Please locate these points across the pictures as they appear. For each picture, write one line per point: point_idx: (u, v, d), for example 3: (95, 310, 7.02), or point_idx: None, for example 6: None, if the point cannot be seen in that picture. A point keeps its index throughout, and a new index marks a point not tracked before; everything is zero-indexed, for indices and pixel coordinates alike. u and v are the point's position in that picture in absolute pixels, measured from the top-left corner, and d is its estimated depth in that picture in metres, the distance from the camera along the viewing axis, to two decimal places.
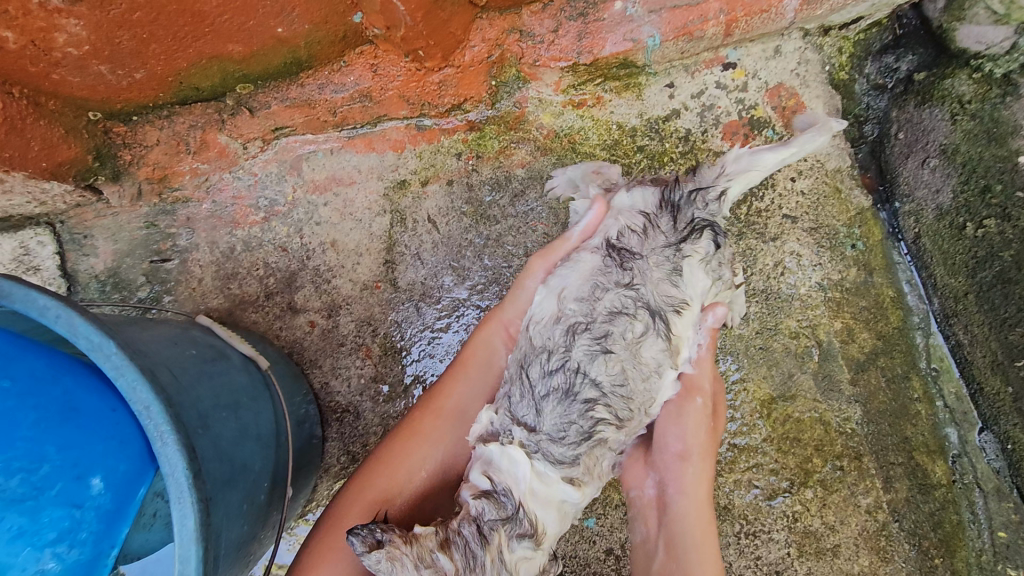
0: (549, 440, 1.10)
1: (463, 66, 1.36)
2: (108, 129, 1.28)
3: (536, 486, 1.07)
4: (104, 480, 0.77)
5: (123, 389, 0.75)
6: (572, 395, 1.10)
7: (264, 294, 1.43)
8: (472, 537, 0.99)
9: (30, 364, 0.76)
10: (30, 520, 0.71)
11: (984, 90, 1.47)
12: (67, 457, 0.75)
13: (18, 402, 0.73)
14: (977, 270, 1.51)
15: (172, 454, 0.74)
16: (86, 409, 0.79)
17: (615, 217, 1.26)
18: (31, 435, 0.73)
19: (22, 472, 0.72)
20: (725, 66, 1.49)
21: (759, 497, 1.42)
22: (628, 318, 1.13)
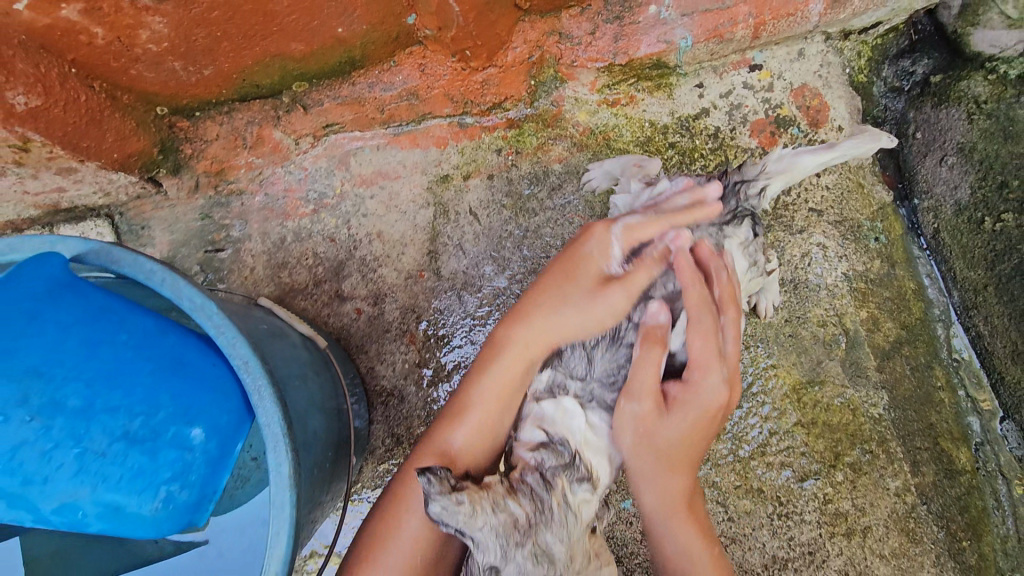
0: (600, 387, 1.19)
1: (505, 66, 1.44)
2: (173, 123, 1.36)
3: (591, 438, 1.14)
4: (206, 427, 0.95)
5: (222, 346, 0.88)
6: (622, 342, 1.20)
7: (314, 282, 1.49)
8: (538, 483, 1.00)
9: (143, 323, 0.95)
10: (149, 460, 0.91)
11: (1000, 90, 1.56)
12: (179, 405, 0.94)
13: (136, 355, 0.93)
14: (996, 262, 1.58)
15: (269, 407, 0.87)
16: (191, 362, 0.97)
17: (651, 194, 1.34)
18: (149, 384, 0.93)
19: (142, 416, 0.91)
20: (751, 67, 1.57)
21: (791, 479, 1.46)
22: (675, 270, 1.23)
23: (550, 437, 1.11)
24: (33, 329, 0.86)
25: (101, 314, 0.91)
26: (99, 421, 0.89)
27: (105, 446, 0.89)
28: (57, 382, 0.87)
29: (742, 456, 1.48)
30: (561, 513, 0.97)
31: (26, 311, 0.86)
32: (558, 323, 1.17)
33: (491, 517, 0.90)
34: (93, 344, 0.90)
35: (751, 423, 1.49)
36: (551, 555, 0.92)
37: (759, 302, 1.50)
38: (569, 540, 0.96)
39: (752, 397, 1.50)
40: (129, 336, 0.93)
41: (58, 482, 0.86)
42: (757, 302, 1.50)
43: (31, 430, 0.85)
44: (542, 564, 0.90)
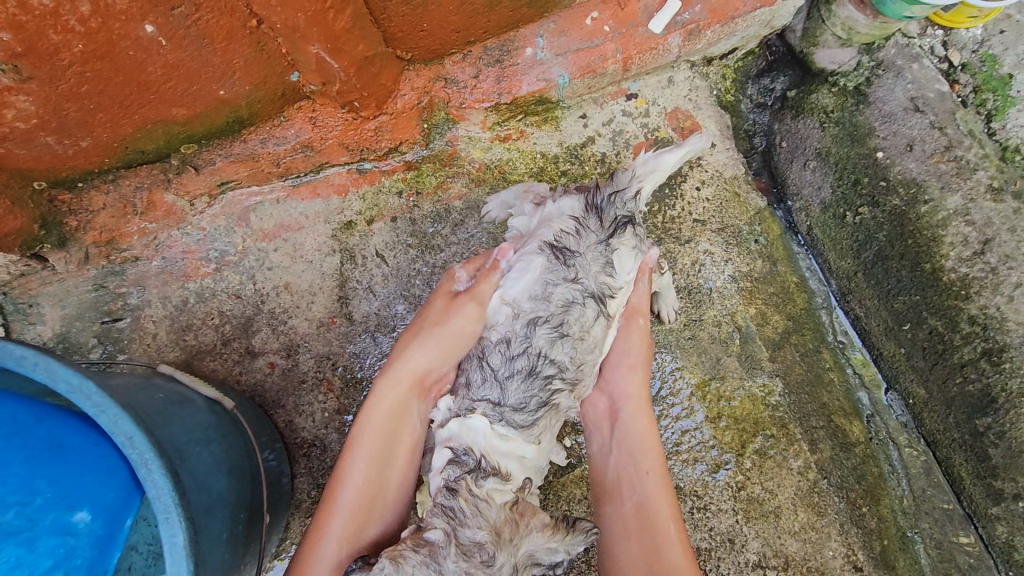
0: (512, 410, 1.28)
1: (396, 112, 1.50)
2: (53, 197, 1.31)
3: (495, 442, 1.25)
4: (87, 509, 0.98)
5: (105, 424, 0.89)
6: (534, 373, 1.29)
7: (222, 341, 1.48)
8: (445, 496, 1.11)
9: (17, 412, 0.97)
10: (27, 550, 0.91)
11: (842, 101, 1.77)
12: (58, 490, 0.96)
13: (9, 443, 0.94)
14: (861, 251, 1.78)
15: (157, 479, 0.89)
16: (70, 445, 1.00)
17: (548, 224, 1.42)
18: (23, 471, 0.94)
19: (18, 506, 0.91)
20: (628, 96, 1.70)
21: (705, 472, 1.57)
22: (580, 306, 1.33)
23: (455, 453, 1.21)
24: None
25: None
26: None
27: None
28: None
29: None
30: (471, 506, 1.09)
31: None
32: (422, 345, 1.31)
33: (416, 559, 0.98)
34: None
35: (664, 423, 1.59)
36: (479, 544, 1.02)
37: (661, 308, 1.62)
38: (489, 525, 1.07)
39: (662, 400, 1.60)
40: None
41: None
42: (657, 308, 1.62)
43: None
44: (473, 557, 1.00)
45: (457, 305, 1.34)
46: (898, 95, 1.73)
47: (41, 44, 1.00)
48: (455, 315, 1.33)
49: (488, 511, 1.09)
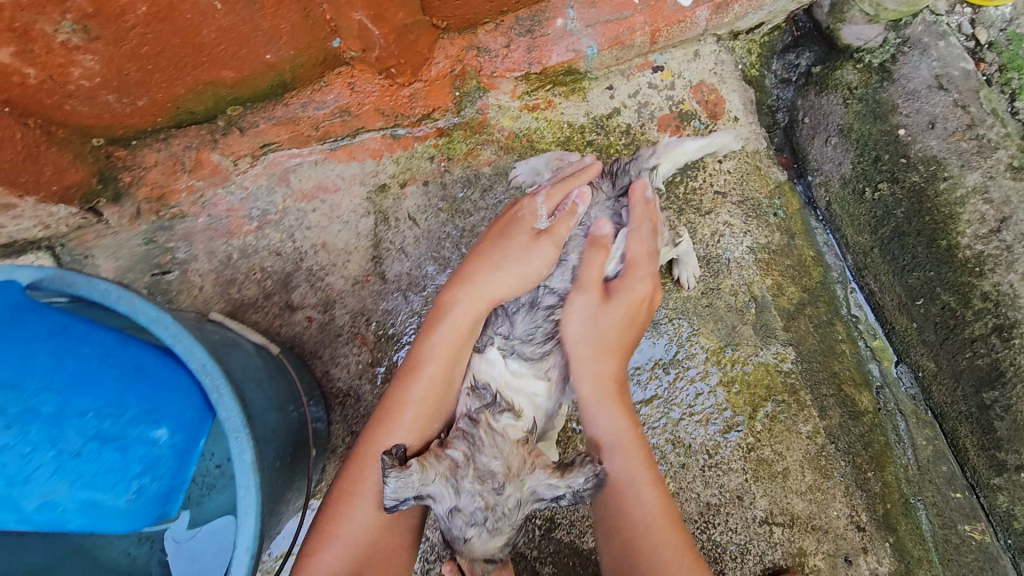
0: (521, 342, 1.39)
1: (430, 80, 1.57)
2: (110, 153, 1.40)
3: (509, 378, 1.37)
4: (168, 426, 1.08)
5: (180, 352, 0.99)
6: (536, 305, 1.39)
7: (263, 295, 1.57)
8: (466, 424, 1.25)
9: (105, 338, 1.06)
10: (122, 455, 1.03)
11: (867, 77, 1.80)
12: (146, 406, 1.07)
13: (102, 365, 1.05)
14: (878, 227, 1.82)
15: (228, 402, 0.99)
16: (152, 369, 1.09)
17: None
18: (115, 388, 1.05)
19: (112, 416, 1.03)
20: (654, 68, 1.73)
21: (717, 433, 1.64)
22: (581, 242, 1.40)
23: (473, 384, 1.33)
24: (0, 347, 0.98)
25: (63, 331, 1.03)
26: (75, 421, 1.00)
27: (80, 445, 0.99)
28: (30, 393, 0.98)
29: (673, 417, 1.65)
30: (489, 438, 1.23)
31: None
32: (503, 269, 1.25)
33: (439, 469, 1.16)
34: (60, 356, 1.01)
35: (679, 384, 1.66)
36: (492, 471, 1.17)
37: (680, 274, 1.69)
38: (501, 454, 1.20)
39: (679, 363, 1.67)
40: (92, 347, 1.05)
41: (38, 482, 0.96)
42: (676, 274, 1.69)
43: (11, 436, 0.95)
44: (486, 481, 1.15)
45: (540, 239, 1.27)
46: (922, 73, 1.75)
47: (109, 6, 1.07)
48: (534, 249, 1.26)
49: (503, 443, 1.22)
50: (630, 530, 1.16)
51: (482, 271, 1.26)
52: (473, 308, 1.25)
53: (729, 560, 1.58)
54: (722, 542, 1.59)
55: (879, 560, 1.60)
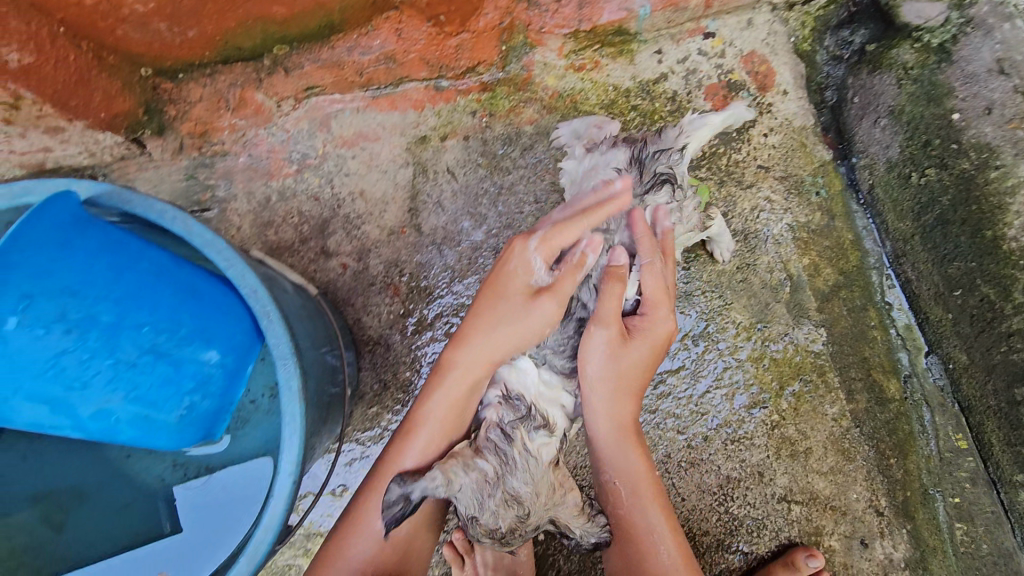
0: (552, 353, 1.41)
1: (478, 31, 1.51)
2: (157, 84, 1.40)
3: (541, 389, 1.38)
4: (219, 348, 1.13)
5: (233, 275, 1.03)
6: (569, 316, 1.40)
7: (299, 240, 1.57)
8: (500, 438, 1.23)
9: (161, 257, 1.08)
10: (174, 371, 1.08)
11: (924, 58, 1.72)
12: (199, 325, 1.10)
13: (159, 282, 1.07)
14: (922, 214, 1.78)
15: (278, 329, 1.02)
16: (204, 291, 1.12)
17: (593, 174, 1.49)
18: (170, 307, 1.07)
19: (167, 332, 1.07)
20: (705, 35, 1.69)
21: (742, 407, 1.64)
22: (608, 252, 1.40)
23: (506, 394, 1.34)
24: (64, 253, 0.96)
25: (120, 245, 1.03)
26: (131, 335, 1.03)
27: (136, 357, 1.04)
28: (91, 300, 0.99)
29: (699, 389, 1.65)
30: (523, 459, 1.21)
31: (56, 240, 0.95)
32: (499, 332, 1.26)
33: (466, 479, 1.16)
34: (119, 270, 1.02)
35: (708, 357, 1.65)
36: (519, 498, 1.16)
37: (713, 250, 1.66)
38: (532, 482, 1.19)
39: (709, 336, 1.66)
40: (148, 264, 1.06)
41: (94, 389, 1.02)
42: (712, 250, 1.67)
43: (70, 340, 0.98)
44: (512, 506, 1.15)
45: (535, 299, 1.27)
46: (983, 56, 1.65)
47: None
48: (534, 309, 1.26)
49: (536, 467, 1.21)
50: (650, 570, 1.23)
51: (478, 335, 1.27)
52: (472, 371, 1.27)
53: (744, 533, 1.60)
54: (739, 516, 1.61)
55: (895, 545, 1.61)
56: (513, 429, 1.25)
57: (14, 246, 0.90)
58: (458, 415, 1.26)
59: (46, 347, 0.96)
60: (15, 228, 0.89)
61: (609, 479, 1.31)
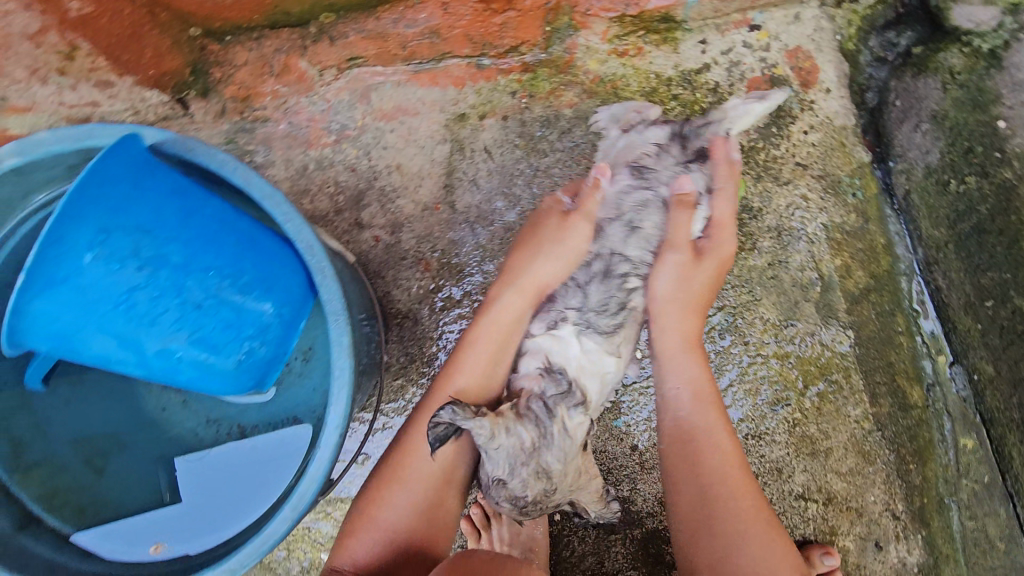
0: (596, 314, 1.39)
1: (524, 11, 1.50)
2: (204, 46, 1.42)
3: (583, 360, 1.37)
4: (276, 300, 1.15)
5: (290, 230, 1.07)
6: (610, 273, 1.39)
7: (334, 210, 1.58)
8: (541, 409, 1.26)
9: (223, 206, 1.10)
10: (236, 318, 1.11)
11: (973, 62, 1.70)
12: (261, 275, 1.13)
13: (223, 229, 1.09)
14: (957, 222, 1.75)
15: (331, 286, 1.07)
16: (265, 242, 1.14)
17: (631, 147, 1.45)
18: (233, 254, 1.10)
19: (231, 279, 1.09)
20: (751, 27, 1.67)
21: (765, 404, 1.64)
22: (653, 207, 1.39)
23: (548, 366, 1.35)
24: (136, 192, 0.98)
25: (186, 190, 1.05)
26: (197, 277, 1.06)
27: (200, 300, 1.06)
28: (160, 240, 1.02)
29: (723, 383, 1.65)
30: (559, 437, 1.25)
31: (128, 178, 0.97)
32: (539, 260, 1.37)
33: (506, 444, 1.19)
34: (188, 214, 1.05)
35: (734, 351, 1.65)
36: (549, 471, 1.23)
37: None
38: (564, 458, 1.25)
39: (736, 330, 1.66)
40: (212, 211, 1.08)
41: (162, 327, 1.04)
42: None
43: (139, 277, 1.00)
44: (541, 478, 1.22)
45: (569, 224, 1.38)
46: None
47: None
48: (569, 232, 1.38)
49: (569, 443, 1.26)
50: (711, 477, 1.25)
51: (518, 266, 1.39)
52: (513, 296, 1.37)
53: None
54: None
55: (909, 550, 1.62)
56: (554, 404, 1.28)
57: (92, 180, 0.92)
58: (505, 335, 1.35)
59: (119, 281, 0.99)
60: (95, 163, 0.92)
61: (675, 392, 1.35)
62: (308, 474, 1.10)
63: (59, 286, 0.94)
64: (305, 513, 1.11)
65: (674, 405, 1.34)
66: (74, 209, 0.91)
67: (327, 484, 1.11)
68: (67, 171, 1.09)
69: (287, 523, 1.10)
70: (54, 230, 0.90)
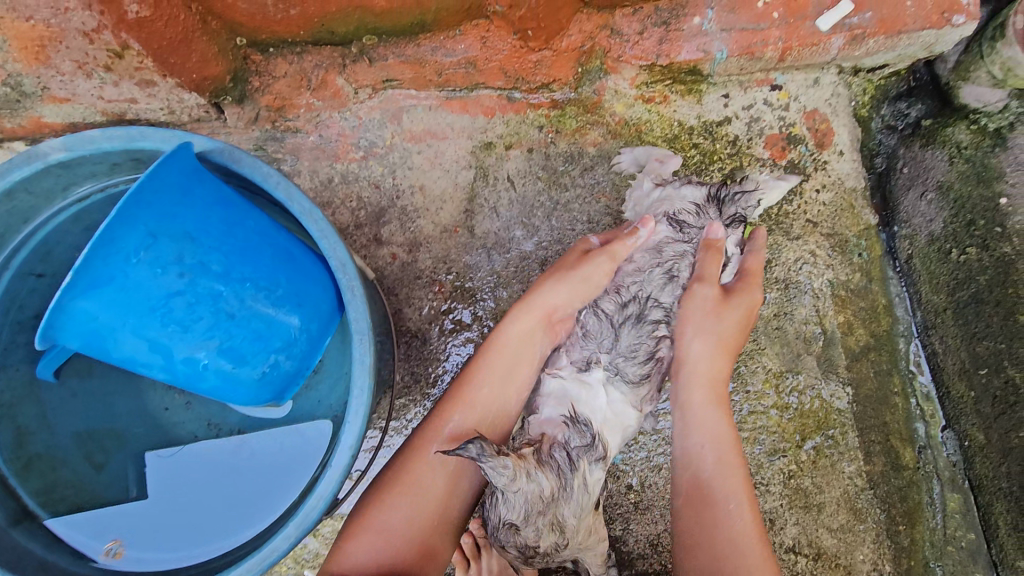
0: (626, 362, 1.46)
1: (559, 51, 1.55)
2: (247, 56, 1.46)
3: (608, 413, 1.44)
4: (304, 315, 1.28)
5: (324, 247, 1.14)
6: (643, 320, 1.47)
7: (354, 224, 1.61)
8: (563, 461, 1.30)
9: (262, 219, 1.22)
10: (265, 327, 1.24)
11: (979, 139, 1.74)
12: (292, 290, 1.26)
13: (262, 243, 1.22)
14: (956, 290, 1.80)
15: (359, 304, 1.15)
16: (298, 258, 1.27)
17: (669, 203, 1.53)
18: (269, 267, 1.23)
19: (265, 291, 1.23)
20: (773, 87, 1.73)
21: (761, 453, 1.66)
22: (689, 260, 1.49)
23: (573, 416, 1.38)
24: (185, 201, 1.11)
25: (230, 202, 1.17)
26: (233, 287, 1.19)
27: (235, 309, 1.20)
28: (205, 249, 1.15)
29: None
30: (579, 491, 1.31)
31: (179, 188, 1.09)
32: (555, 287, 1.43)
33: (526, 487, 1.21)
34: (230, 226, 1.17)
35: (735, 398, 1.67)
36: (562, 525, 1.29)
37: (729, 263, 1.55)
38: (579, 510, 1.31)
39: (738, 377, 1.68)
40: (254, 224, 1.21)
41: (194, 334, 1.18)
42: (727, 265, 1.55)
43: (182, 283, 1.15)
44: (554, 531, 1.28)
45: (591, 258, 1.44)
46: None
47: None
48: (589, 265, 1.44)
49: (584, 498, 1.32)
50: (714, 524, 1.31)
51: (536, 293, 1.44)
52: (528, 322, 1.43)
53: None
54: None
55: None
56: (578, 456, 1.33)
57: (146, 189, 1.04)
58: (513, 359, 1.41)
59: (161, 285, 1.13)
60: (150, 172, 1.02)
61: (697, 446, 1.40)
62: (317, 493, 1.17)
63: (106, 284, 1.08)
64: (308, 531, 1.17)
65: (693, 460, 1.39)
66: (128, 214, 1.03)
67: (332, 504, 1.18)
68: (110, 168, 1.25)
69: (290, 541, 1.16)
70: (111, 233, 1.03)
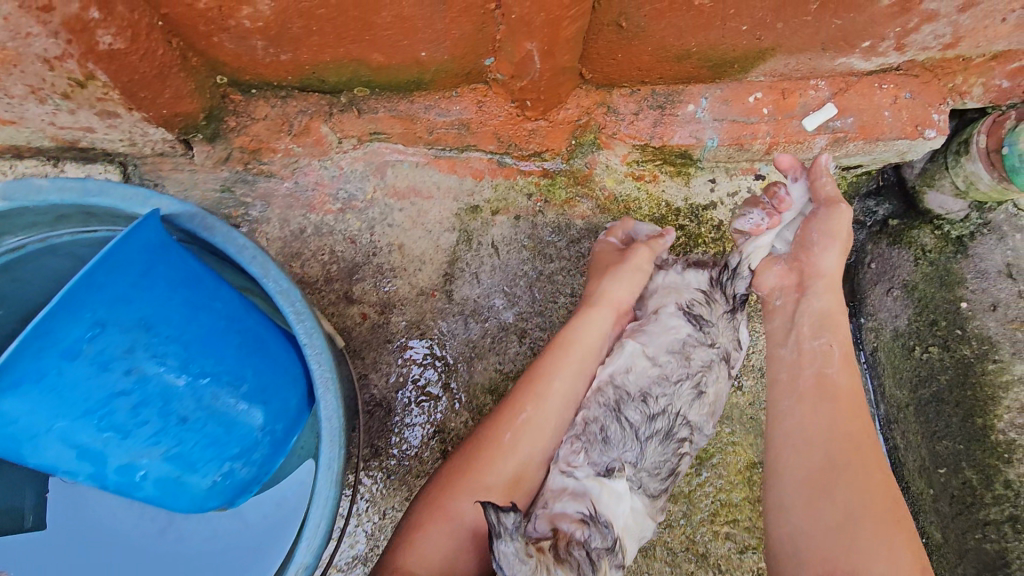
0: (648, 475, 1.33)
1: (555, 122, 1.53)
2: (226, 94, 1.35)
3: (630, 521, 1.25)
4: (268, 412, 1.22)
5: (299, 333, 1.12)
6: (671, 435, 1.36)
7: (324, 279, 1.51)
8: (584, 559, 1.08)
9: (231, 301, 1.17)
10: (223, 430, 1.16)
11: (943, 245, 1.81)
12: (258, 384, 1.20)
13: (228, 334, 1.16)
14: (919, 387, 1.83)
15: (331, 402, 1.13)
16: (268, 346, 1.23)
17: (678, 293, 1.44)
18: (234, 358, 1.17)
19: (229, 386, 1.16)
20: (756, 176, 1.75)
21: (732, 550, 1.61)
22: (716, 369, 1.41)
23: (593, 515, 1.19)
24: (146, 283, 1.04)
25: (197, 283, 1.12)
26: (190, 384, 1.11)
27: (189, 411, 1.12)
28: (162, 341, 1.07)
29: (694, 520, 1.60)
30: None
31: (140, 267, 1.02)
32: (611, 281, 1.44)
33: None
34: (194, 308, 1.11)
35: (708, 487, 1.62)
36: None
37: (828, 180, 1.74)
38: None
39: (711, 467, 1.63)
40: (221, 305, 1.16)
41: (136, 440, 1.08)
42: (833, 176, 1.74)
43: (129, 382, 1.05)
44: None
45: (632, 249, 1.48)
46: (996, 257, 1.75)
47: None
48: (633, 255, 1.47)
49: None
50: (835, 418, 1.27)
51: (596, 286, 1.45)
52: (599, 318, 1.42)
53: None
54: None
55: None
56: (599, 557, 1.11)
57: (103, 270, 0.96)
58: (586, 352, 1.38)
59: (104, 383, 1.02)
60: (108, 252, 0.95)
61: (823, 346, 1.35)
62: None
63: (36, 383, 0.96)
64: None
65: (819, 358, 1.35)
66: (76, 301, 0.94)
67: None
68: (54, 219, 1.15)
69: None
70: (52, 324, 0.93)
